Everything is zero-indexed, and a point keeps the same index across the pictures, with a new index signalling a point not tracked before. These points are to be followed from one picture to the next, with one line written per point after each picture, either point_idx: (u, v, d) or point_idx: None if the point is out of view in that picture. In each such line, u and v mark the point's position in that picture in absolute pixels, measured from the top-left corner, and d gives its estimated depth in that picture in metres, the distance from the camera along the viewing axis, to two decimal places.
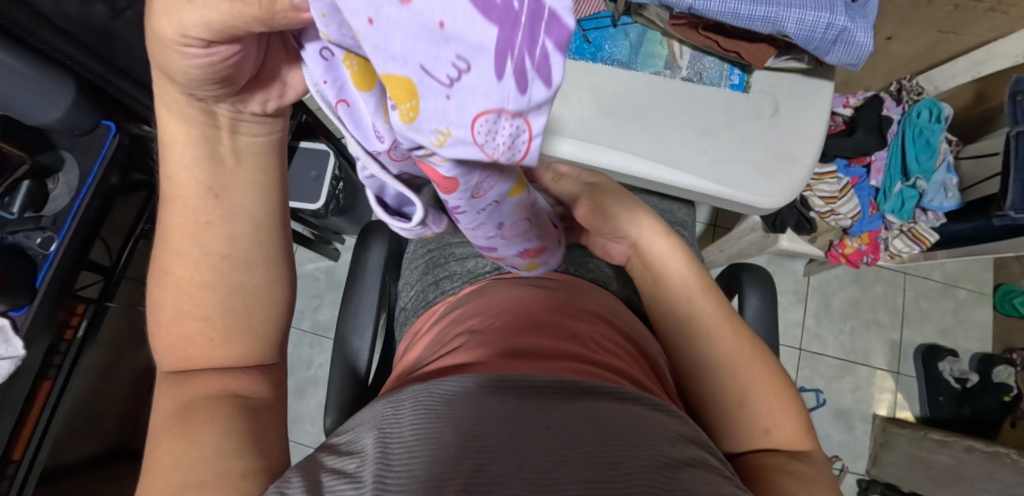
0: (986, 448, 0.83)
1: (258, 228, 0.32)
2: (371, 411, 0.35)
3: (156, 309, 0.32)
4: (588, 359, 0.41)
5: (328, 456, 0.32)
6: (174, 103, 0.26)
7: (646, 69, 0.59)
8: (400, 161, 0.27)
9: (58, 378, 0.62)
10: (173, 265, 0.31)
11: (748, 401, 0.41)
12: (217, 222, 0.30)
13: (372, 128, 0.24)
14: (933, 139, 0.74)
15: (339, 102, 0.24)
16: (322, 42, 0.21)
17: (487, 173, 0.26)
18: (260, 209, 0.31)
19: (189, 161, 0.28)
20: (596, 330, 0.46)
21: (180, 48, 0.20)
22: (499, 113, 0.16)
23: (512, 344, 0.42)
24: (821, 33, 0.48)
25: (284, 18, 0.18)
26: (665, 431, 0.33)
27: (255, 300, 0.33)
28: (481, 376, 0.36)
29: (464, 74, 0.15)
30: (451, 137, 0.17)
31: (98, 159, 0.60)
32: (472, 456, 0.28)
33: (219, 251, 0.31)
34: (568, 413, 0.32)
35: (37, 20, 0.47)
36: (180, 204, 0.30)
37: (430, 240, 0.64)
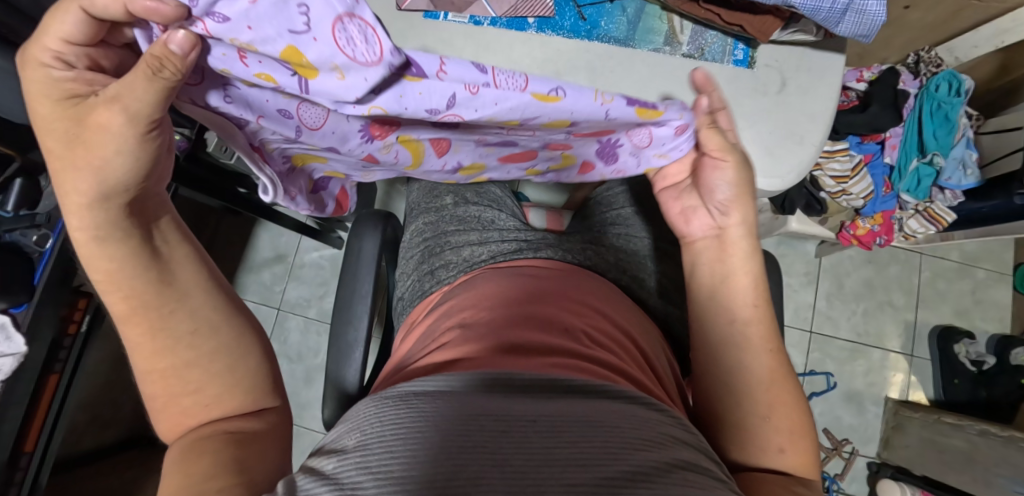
0: (1002, 432, 0.81)
1: (206, 289, 0.35)
2: (356, 407, 0.35)
3: (133, 357, 0.33)
4: (582, 355, 0.40)
5: (314, 458, 0.32)
6: (106, 225, 0.31)
7: (645, 45, 0.56)
8: (314, 123, 0.40)
9: (64, 372, 0.63)
10: (140, 351, 0.32)
11: (757, 412, 0.40)
12: (180, 307, 0.33)
13: (276, 110, 0.38)
14: (953, 113, 0.69)
15: (257, 116, 0.39)
16: (219, 89, 0.34)
17: (445, 118, 0.35)
18: (199, 271, 0.35)
19: (129, 274, 0.31)
20: (588, 323, 0.45)
21: (142, 131, 0.28)
22: (345, 18, 0.25)
23: (503, 338, 0.42)
24: (830, 2, 0.45)
25: (178, 71, 0.26)
26: (653, 429, 0.32)
27: (235, 356, 0.34)
28: (470, 375, 0.36)
29: (309, 12, 0.25)
30: (342, 66, 0.28)
31: None
32: (454, 456, 0.28)
33: (186, 330, 0.33)
34: (558, 410, 0.32)
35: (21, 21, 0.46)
36: (138, 314, 0.32)
37: (426, 229, 0.64)
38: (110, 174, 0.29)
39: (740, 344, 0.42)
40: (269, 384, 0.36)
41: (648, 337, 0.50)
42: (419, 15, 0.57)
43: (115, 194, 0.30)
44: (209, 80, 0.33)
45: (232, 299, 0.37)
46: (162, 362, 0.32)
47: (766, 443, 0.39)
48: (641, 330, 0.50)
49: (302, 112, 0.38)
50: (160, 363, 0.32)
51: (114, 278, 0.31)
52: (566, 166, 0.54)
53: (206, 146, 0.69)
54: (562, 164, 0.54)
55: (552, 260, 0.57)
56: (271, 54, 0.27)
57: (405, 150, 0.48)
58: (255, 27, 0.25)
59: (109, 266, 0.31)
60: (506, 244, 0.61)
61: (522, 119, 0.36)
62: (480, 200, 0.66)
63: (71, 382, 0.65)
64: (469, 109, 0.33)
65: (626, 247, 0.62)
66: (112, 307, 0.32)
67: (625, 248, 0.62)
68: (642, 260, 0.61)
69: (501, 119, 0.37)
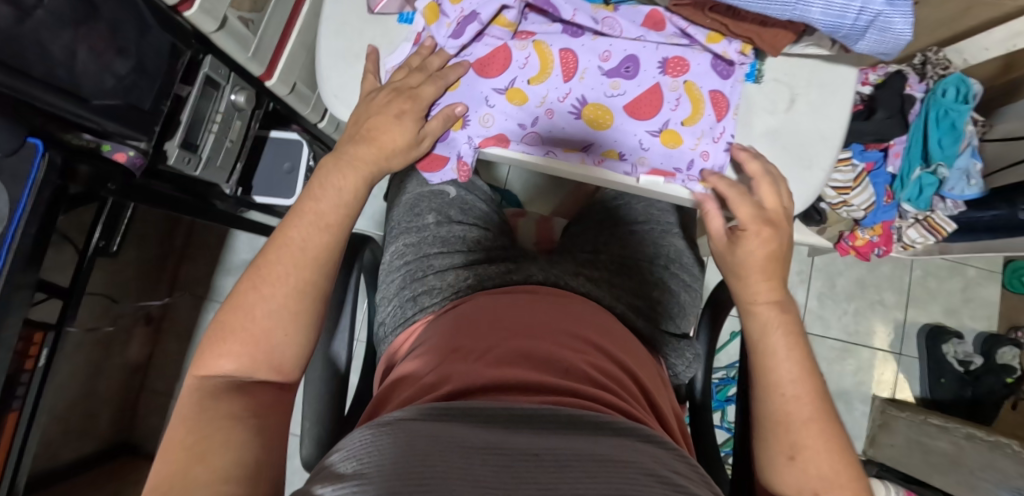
0: (988, 437, 0.82)
1: (322, 270, 0.42)
2: (353, 434, 0.37)
3: (246, 292, 0.40)
4: (571, 391, 0.41)
5: (322, 481, 0.33)
6: (329, 169, 0.47)
7: (650, 45, 0.52)
8: (522, 51, 0.52)
9: (24, 409, 0.59)
10: (260, 286, 0.40)
11: (767, 446, 0.40)
12: (295, 270, 0.41)
13: (518, 61, 0.52)
14: (959, 121, 0.66)
15: (509, 84, 0.52)
16: (491, 65, 0.52)
17: (525, 48, 0.52)
18: (326, 252, 0.43)
19: (326, 230, 0.43)
20: (588, 360, 0.46)
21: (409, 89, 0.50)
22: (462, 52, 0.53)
23: (496, 372, 0.42)
24: (852, 20, 0.41)
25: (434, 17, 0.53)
26: (638, 472, 0.32)
27: (308, 311, 0.41)
28: (439, 407, 0.38)
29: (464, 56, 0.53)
30: (466, 52, 0.53)
31: (28, 184, 0.50)
32: (423, 486, 0.28)
33: (283, 295, 0.40)
34: (546, 445, 0.34)
35: None
36: (281, 266, 0.41)
37: (406, 252, 0.61)
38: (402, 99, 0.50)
39: (783, 421, 0.39)
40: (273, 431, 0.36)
41: (642, 363, 0.51)
42: (393, 18, 0.56)
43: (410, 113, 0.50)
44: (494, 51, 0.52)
45: (324, 296, 0.43)
46: (210, 370, 0.38)
47: (787, 476, 0.39)
48: (637, 360, 0.51)
49: (495, 35, 0.52)
50: (257, 311, 0.39)
51: (292, 245, 0.42)
52: (699, 108, 0.52)
53: (166, 159, 0.65)
54: (693, 105, 0.52)
55: (542, 285, 0.56)
56: (467, 54, 0.53)
57: (535, 57, 0.52)
58: (467, 53, 0.53)
59: (313, 236, 0.43)
60: (494, 266, 0.59)
61: (620, 42, 0.52)
62: (464, 217, 0.64)
63: (32, 415, 0.61)
64: (526, 34, 0.53)
65: (616, 273, 0.60)
66: (267, 252, 0.42)
67: (618, 276, 0.60)
68: (637, 286, 0.59)
69: (551, 60, 0.52)
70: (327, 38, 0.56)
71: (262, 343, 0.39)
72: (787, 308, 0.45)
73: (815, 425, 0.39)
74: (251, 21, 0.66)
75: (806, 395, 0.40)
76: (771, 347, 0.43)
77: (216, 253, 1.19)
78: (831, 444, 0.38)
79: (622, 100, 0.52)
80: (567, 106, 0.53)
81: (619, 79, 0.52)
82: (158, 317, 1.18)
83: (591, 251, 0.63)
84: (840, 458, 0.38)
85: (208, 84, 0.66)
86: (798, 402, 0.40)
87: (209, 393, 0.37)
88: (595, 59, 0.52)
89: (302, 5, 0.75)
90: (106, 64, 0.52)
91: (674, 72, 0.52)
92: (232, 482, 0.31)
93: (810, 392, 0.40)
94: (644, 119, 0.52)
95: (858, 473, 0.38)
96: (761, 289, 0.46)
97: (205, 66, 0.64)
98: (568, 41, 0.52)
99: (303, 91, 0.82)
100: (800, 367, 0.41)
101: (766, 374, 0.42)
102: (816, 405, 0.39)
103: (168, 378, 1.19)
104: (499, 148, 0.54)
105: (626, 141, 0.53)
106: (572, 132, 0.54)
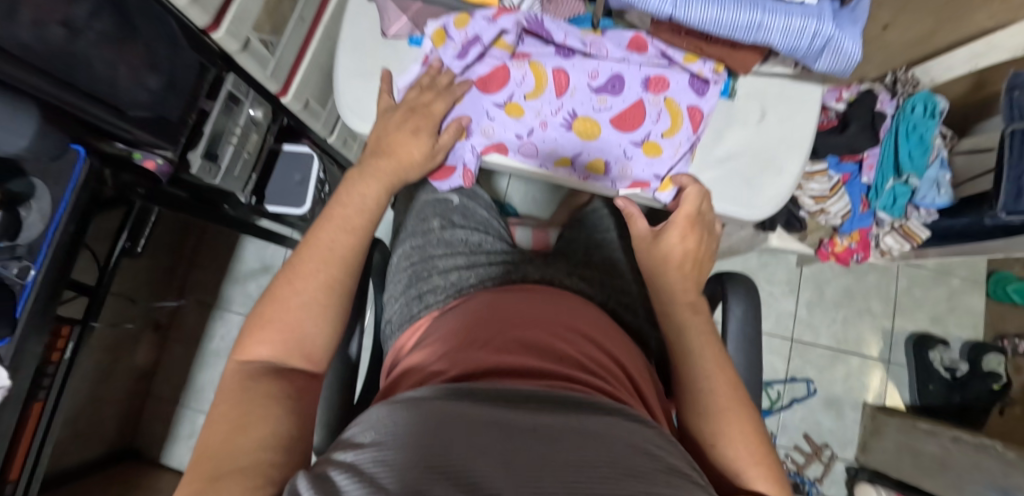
0: (974, 439, 0.84)
1: (346, 269, 0.47)
2: (370, 412, 0.39)
3: (280, 286, 0.44)
4: (565, 376, 0.45)
5: (342, 452, 0.35)
6: (354, 178, 0.52)
7: (635, 66, 0.57)
8: (519, 71, 0.57)
9: (48, 399, 0.63)
10: (294, 280, 0.45)
11: (693, 437, 0.44)
12: (320, 266, 0.45)
13: (516, 80, 0.57)
14: (927, 135, 0.70)
15: (508, 99, 0.58)
16: (493, 82, 0.57)
17: (522, 67, 0.57)
18: (349, 251, 0.47)
19: (351, 232, 0.48)
20: (580, 350, 0.49)
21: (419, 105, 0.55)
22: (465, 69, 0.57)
23: (496, 358, 0.46)
24: (808, 42, 0.46)
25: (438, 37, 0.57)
26: (626, 445, 0.36)
27: (331, 304, 0.45)
28: (453, 387, 0.41)
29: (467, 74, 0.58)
30: (468, 71, 0.57)
31: (69, 184, 0.56)
32: (450, 456, 0.31)
33: (310, 291, 0.44)
34: (548, 422, 0.37)
35: (11, 62, 0.43)
36: (312, 264, 0.45)
37: (413, 253, 0.65)
38: (412, 114, 0.55)
39: (705, 411, 0.44)
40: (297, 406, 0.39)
41: (630, 356, 0.54)
42: (404, 41, 0.62)
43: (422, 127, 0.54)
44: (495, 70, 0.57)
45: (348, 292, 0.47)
46: (250, 356, 0.42)
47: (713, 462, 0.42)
48: (627, 354, 0.54)
49: (494, 55, 0.56)
50: (292, 302, 0.44)
51: (321, 246, 0.47)
52: (677, 121, 0.57)
53: (189, 168, 0.70)
54: (672, 120, 0.57)
55: (539, 283, 0.60)
56: (470, 73, 0.57)
57: (531, 75, 0.57)
58: (470, 71, 0.57)
59: (341, 241, 0.47)
60: (494, 267, 0.63)
61: (607, 64, 0.56)
62: (467, 222, 0.68)
63: (56, 407, 0.65)
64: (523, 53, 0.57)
65: (609, 274, 0.64)
66: (300, 251, 0.47)
67: (609, 277, 0.64)
68: (627, 286, 0.64)
69: (545, 79, 0.57)
70: (342, 57, 0.62)
71: (293, 332, 0.43)
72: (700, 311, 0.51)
73: (734, 413, 0.43)
74: (270, 42, 0.72)
75: (721, 386, 0.45)
76: (689, 345, 0.48)
77: (225, 263, 1.24)
78: (747, 429, 0.42)
79: (608, 114, 0.58)
80: (559, 120, 0.58)
81: (606, 95, 0.57)
82: (165, 325, 1.22)
83: (584, 252, 0.67)
84: (753, 442, 0.42)
85: (230, 100, 0.71)
86: (717, 393, 0.44)
87: (248, 372, 0.40)
88: (585, 77, 0.57)
89: (316, 29, 0.81)
90: (141, 80, 0.57)
91: (655, 89, 0.57)
92: (270, 450, 0.34)
93: (726, 384, 0.45)
94: (628, 131, 0.58)
95: (771, 456, 0.42)
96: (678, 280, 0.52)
97: (228, 83, 0.70)
98: (561, 62, 0.57)
99: (314, 107, 0.88)
100: (715, 361, 0.46)
101: (688, 370, 0.46)
102: (733, 395, 0.44)
103: (174, 385, 1.22)
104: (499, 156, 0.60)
105: (611, 150, 0.59)
106: (564, 139, 0.59)
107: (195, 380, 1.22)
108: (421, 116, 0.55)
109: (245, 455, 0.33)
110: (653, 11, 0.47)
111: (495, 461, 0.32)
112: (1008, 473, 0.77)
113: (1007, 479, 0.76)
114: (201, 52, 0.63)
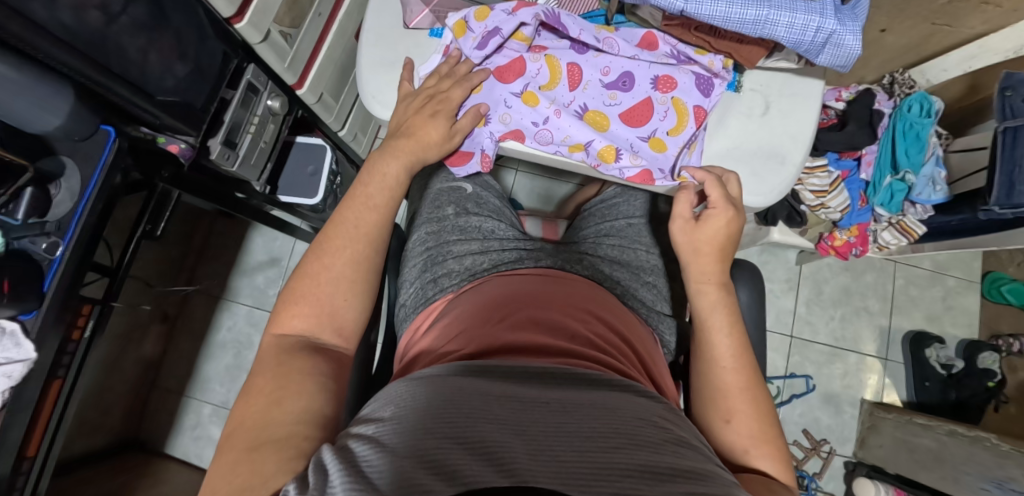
0: (969, 432, 0.86)
1: (370, 248, 0.49)
2: (388, 388, 0.41)
3: (310, 263, 0.47)
4: (578, 354, 0.47)
5: (358, 426, 0.37)
6: (374, 160, 0.54)
7: (645, 60, 0.60)
8: (536, 62, 0.60)
9: (67, 377, 0.64)
10: (324, 257, 0.47)
11: (707, 413, 0.47)
12: (347, 244, 0.48)
13: (532, 72, 0.60)
14: (923, 133, 0.73)
15: (523, 88, 0.60)
16: (511, 73, 0.60)
17: (538, 60, 0.60)
18: (372, 230, 0.49)
19: (373, 213, 0.50)
20: (591, 330, 0.51)
21: (441, 95, 0.58)
22: (484, 61, 0.60)
23: (511, 337, 0.48)
24: (811, 36, 0.49)
25: (460, 30, 0.60)
26: (636, 416, 0.37)
27: (356, 279, 0.47)
28: (466, 365, 0.43)
29: (485, 65, 0.60)
30: (487, 62, 0.60)
31: (100, 163, 0.58)
32: (463, 426, 0.33)
33: (338, 272, 0.46)
34: (564, 396, 0.38)
35: (54, 43, 0.45)
36: (336, 243, 0.47)
37: (428, 239, 0.67)
38: (433, 102, 0.57)
39: (724, 391, 0.46)
40: (325, 372, 0.41)
41: (639, 336, 0.56)
42: (425, 33, 0.64)
43: (443, 113, 0.57)
44: (513, 62, 0.60)
45: (371, 269, 0.48)
46: (286, 330, 0.44)
47: (725, 439, 0.45)
48: (636, 335, 0.56)
49: (512, 47, 0.60)
50: (322, 278, 0.46)
51: (344, 227, 0.48)
52: (683, 120, 0.60)
53: (209, 155, 0.71)
54: (678, 118, 0.60)
55: (550, 269, 0.62)
56: (488, 64, 0.60)
57: (547, 69, 0.60)
58: (489, 63, 0.60)
59: (367, 222, 0.49)
60: (506, 253, 0.65)
61: (619, 58, 0.60)
62: (480, 210, 0.70)
63: (74, 386, 0.66)
64: (539, 47, 0.61)
65: (618, 260, 0.66)
66: (325, 228, 0.48)
67: (618, 262, 0.66)
68: (635, 272, 0.65)
69: (559, 71, 0.60)
70: (367, 49, 0.64)
71: (325, 306, 0.45)
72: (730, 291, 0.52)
73: (751, 394, 0.46)
74: (289, 35, 0.74)
75: (738, 368, 0.47)
76: (711, 323, 0.50)
77: (235, 255, 1.26)
78: (761, 412, 0.45)
79: (618, 109, 0.60)
80: (571, 111, 0.60)
81: (617, 91, 0.60)
82: (173, 316, 1.23)
83: (594, 238, 0.69)
84: (766, 423, 0.45)
85: (250, 89, 0.73)
86: (735, 374, 0.47)
87: (285, 346, 0.43)
88: (598, 71, 0.60)
89: (333, 24, 0.83)
90: (169, 66, 0.59)
91: (664, 88, 0.60)
92: (303, 425, 0.36)
93: (744, 367, 0.47)
94: (637, 127, 0.60)
95: (778, 438, 0.45)
96: (708, 261, 0.52)
97: (249, 73, 0.72)
98: (576, 55, 0.60)
99: (328, 101, 0.92)
100: (735, 343, 0.48)
101: (709, 349, 0.48)
102: (748, 378, 0.47)
103: (180, 376, 1.23)
104: (516, 143, 0.60)
105: (620, 141, 0.60)
106: (577, 128, 0.59)
107: (201, 371, 1.23)
108: (443, 104, 0.57)
109: (285, 426, 0.35)
110: (665, 5, 0.50)
111: (511, 430, 0.33)
112: (1001, 464, 0.79)
113: (1000, 471, 0.78)
114: (225, 42, 0.65)
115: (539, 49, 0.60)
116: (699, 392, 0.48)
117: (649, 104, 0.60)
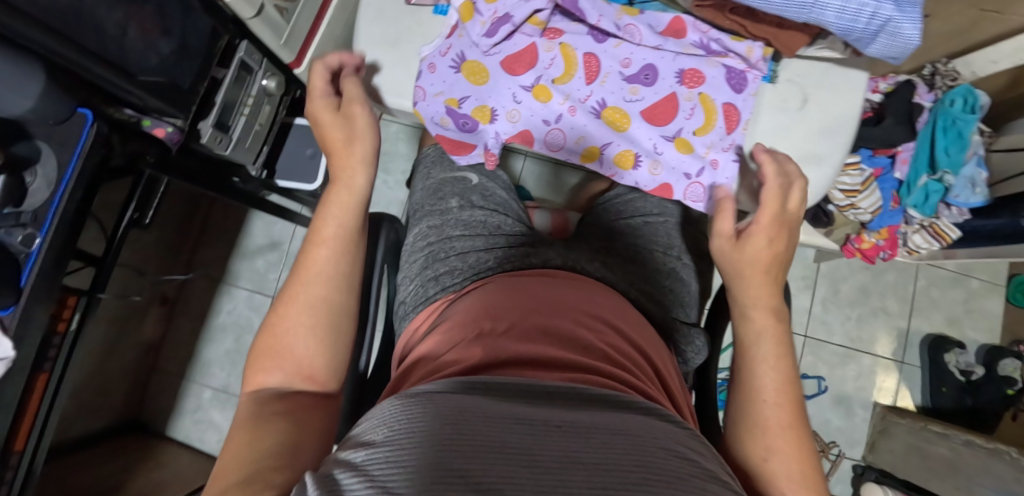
0: (987, 443, 0.83)
1: (338, 281, 0.45)
2: (379, 406, 0.37)
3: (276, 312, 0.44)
4: (589, 368, 0.43)
5: (346, 450, 0.33)
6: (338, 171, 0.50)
7: (669, 51, 0.55)
8: (549, 50, 0.55)
9: (54, 370, 0.61)
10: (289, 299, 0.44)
11: (743, 446, 0.43)
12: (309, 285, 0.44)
13: (545, 64, 0.55)
14: (966, 130, 0.68)
15: (535, 81, 0.56)
16: (523, 63, 0.56)
17: (552, 50, 0.55)
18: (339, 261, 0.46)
19: (338, 243, 0.46)
20: (604, 340, 0.48)
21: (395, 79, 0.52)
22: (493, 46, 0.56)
23: (517, 347, 0.45)
24: (864, 24, 0.43)
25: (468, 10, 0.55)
26: (654, 444, 0.33)
27: (327, 316, 0.44)
28: (467, 380, 0.39)
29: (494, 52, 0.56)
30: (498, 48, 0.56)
31: (77, 149, 0.54)
32: (461, 451, 0.29)
33: (303, 313, 0.43)
34: (579, 417, 0.35)
35: (16, 18, 0.40)
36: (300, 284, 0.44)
37: (430, 233, 0.63)
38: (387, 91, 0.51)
39: (764, 425, 0.43)
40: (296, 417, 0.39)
41: (654, 346, 0.52)
42: (427, 9, 0.61)
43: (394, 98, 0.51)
44: (526, 48, 0.55)
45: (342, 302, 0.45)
46: (259, 385, 0.42)
47: (759, 477, 0.42)
48: (651, 344, 0.52)
49: (524, 28, 0.54)
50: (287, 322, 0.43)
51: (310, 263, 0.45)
52: (711, 119, 0.55)
53: (199, 138, 0.67)
54: (706, 116, 0.55)
55: (560, 269, 0.58)
56: (498, 52, 0.56)
57: (560, 60, 0.55)
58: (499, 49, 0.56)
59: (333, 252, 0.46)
60: (513, 250, 0.61)
61: (641, 47, 0.54)
62: (486, 203, 0.66)
63: (61, 379, 0.63)
64: (552, 33, 0.55)
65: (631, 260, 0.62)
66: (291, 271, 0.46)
67: (631, 263, 0.62)
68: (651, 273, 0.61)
69: (574, 60, 0.55)
70: (364, 25, 0.61)
71: (295, 353, 0.42)
72: (782, 319, 0.48)
73: (791, 432, 0.42)
74: (285, 10, 0.68)
75: (782, 405, 0.43)
76: (761, 355, 0.46)
77: (234, 238, 1.23)
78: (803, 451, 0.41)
79: (639, 105, 0.56)
80: (588, 107, 0.57)
81: (638, 85, 0.55)
82: (173, 298, 1.21)
83: (606, 235, 0.65)
84: (805, 460, 0.41)
85: (242, 68, 0.67)
86: (778, 408, 0.43)
87: (258, 401, 0.40)
88: (616, 64, 0.55)
89: None
90: (151, 42, 0.54)
91: (691, 83, 0.55)
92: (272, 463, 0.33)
93: (790, 401, 0.44)
94: (661, 125, 0.56)
95: (819, 477, 0.41)
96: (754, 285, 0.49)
97: (241, 50, 0.66)
98: (593, 43, 0.55)
99: None
100: (782, 376, 0.45)
101: (751, 380, 0.45)
102: (793, 414, 0.43)
103: (180, 360, 1.21)
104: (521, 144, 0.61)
105: (642, 142, 0.57)
106: (593, 128, 0.58)
107: (201, 355, 1.21)
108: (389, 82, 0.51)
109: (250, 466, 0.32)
110: None
111: (518, 464, 0.29)
112: (1020, 479, 0.76)
113: (1019, 486, 0.75)
114: (214, 16, 0.60)
115: (554, 35, 0.55)
116: (737, 424, 0.44)
117: (674, 102, 0.55)
